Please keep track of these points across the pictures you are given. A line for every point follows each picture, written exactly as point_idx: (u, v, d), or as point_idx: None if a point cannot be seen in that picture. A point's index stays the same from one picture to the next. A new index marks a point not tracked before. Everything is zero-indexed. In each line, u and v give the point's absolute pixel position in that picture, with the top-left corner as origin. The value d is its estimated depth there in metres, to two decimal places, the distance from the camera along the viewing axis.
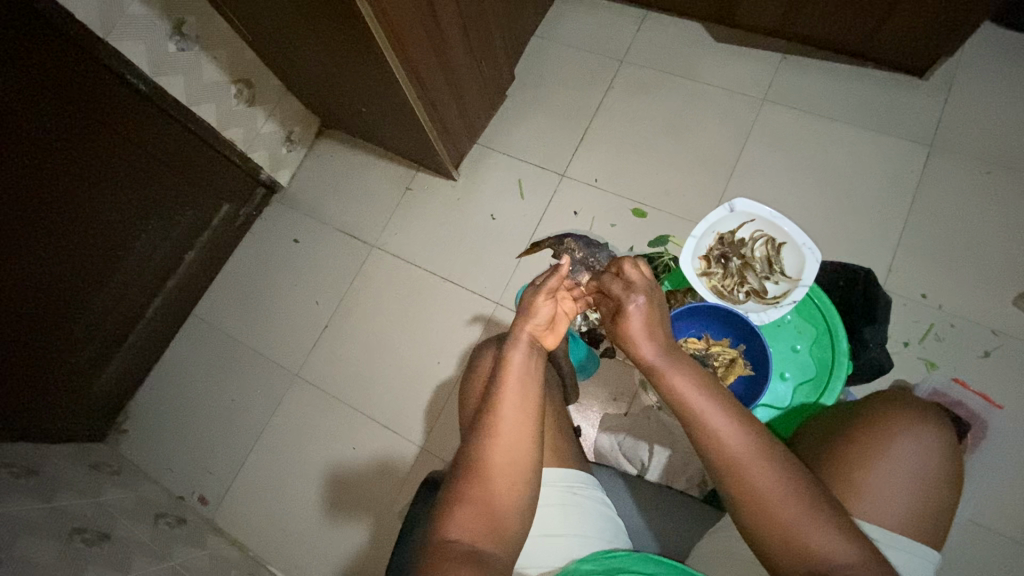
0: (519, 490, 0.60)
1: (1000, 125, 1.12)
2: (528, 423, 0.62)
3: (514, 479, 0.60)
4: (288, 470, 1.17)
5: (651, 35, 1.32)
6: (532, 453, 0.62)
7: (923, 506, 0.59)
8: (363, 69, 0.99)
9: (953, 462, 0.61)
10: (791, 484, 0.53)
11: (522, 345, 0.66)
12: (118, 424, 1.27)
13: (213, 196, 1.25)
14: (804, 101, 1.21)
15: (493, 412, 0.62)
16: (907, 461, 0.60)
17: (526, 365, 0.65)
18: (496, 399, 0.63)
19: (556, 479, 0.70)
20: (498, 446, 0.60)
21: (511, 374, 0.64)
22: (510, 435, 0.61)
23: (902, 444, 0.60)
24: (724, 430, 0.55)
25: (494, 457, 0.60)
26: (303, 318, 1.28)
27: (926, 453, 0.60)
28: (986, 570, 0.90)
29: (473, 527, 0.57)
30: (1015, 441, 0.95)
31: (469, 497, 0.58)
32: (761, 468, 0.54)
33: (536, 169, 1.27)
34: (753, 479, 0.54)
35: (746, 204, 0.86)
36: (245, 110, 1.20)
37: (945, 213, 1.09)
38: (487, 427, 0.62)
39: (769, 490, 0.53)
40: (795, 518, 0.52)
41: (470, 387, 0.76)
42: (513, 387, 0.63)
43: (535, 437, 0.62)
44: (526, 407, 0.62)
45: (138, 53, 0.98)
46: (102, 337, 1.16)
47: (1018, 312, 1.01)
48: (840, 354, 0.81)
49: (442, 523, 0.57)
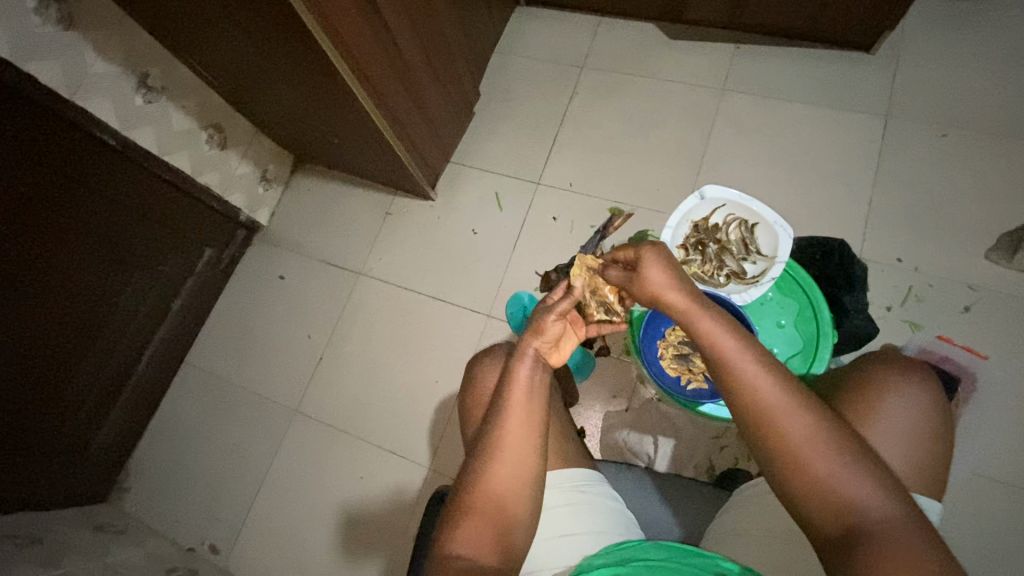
0: (524, 501, 0.61)
1: (949, 88, 1.17)
2: (534, 437, 0.63)
3: (519, 489, 0.61)
4: (298, 508, 1.16)
5: (608, 39, 1.36)
6: (536, 464, 0.63)
7: (926, 460, 0.60)
8: (332, 103, 1.01)
9: (942, 416, 0.62)
10: (824, 435, 0.53)
11: (529, 359, 0.67)
12: (120, 482, 1.26)
13: (195, 241, 1.25)
14: (762, 87, 1.24)
15: (494, 429, 0.63)
16: (901, 417, 0.61)
17: (532, 381, 0.66)
18: (501, 413, 0.64)
19: (560, 480, 0.72)
20: (504, 459, 0.61)
21: (517, 387, 0.65)
22: (517, 450, 0.62)
23: (892, 404, 0.62)
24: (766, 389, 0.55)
25: (498, 475, 0.61)
26: (296, 354, 1.28)
27: (916, 409, 0.62)
28: (997, 520, 0.91)
29: (478, 543, 0.58)
30: (1006, 389, 0.98)
31: (471, 513, 0.59)
32: (792, 413, 0.54)
33: (512, 180, 1.30)
34: (779, 417, 0.55)
35: (716, 190, 0.85)
36: (218, 154, 1.22)
37: (909, 178, 1.13)
38: (491, 444, 0.62)
39: (803, 440, 0.54)
40: (821, 463, 0.52)
41: (471, 407, 0.76)
42: (520, 401, 0.64)
43: (538, 450, 0.63)
44: (531, 420, 0.64)
45: (106, 110, 0.99)
46: (94, 396, 1.14)
47: (989, 265, 1.05)
48: (824, 325, 0.83)
49: (446, 537, 0.58)
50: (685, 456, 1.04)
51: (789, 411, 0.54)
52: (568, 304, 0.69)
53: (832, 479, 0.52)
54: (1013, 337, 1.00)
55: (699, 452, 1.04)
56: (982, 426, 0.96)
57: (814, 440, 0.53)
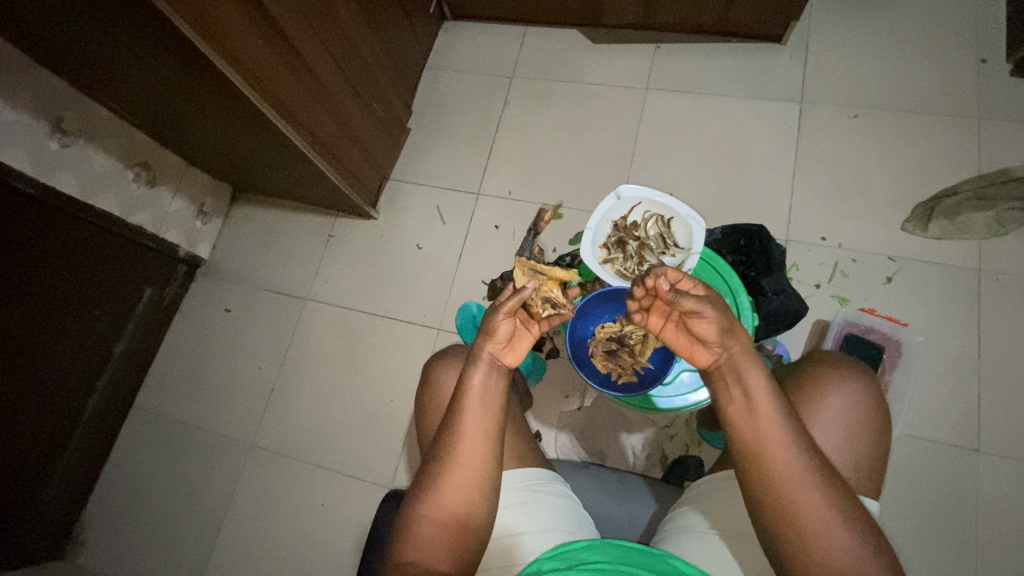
0: (480, 505, 0.62)
1: (855, 70, 1.23)
2: (490, 444, 0.63)
3: (476, 494, 0.62)
4: (259, 543, 1.14)
5: (534, 47, 1.39)
6: (491, 468, 0.63)
7: (851, 445, 0.64)
8: (254, 132, 1.01)
9: (866, 398, 0.66)
10: (827, 504, 0.53)
11: (483, 365, 0.65)
12: (76, 536, 1.23)
13: (134, 282, 1.22)
14: (683, 83, 1.29)
15: (451, 433, 0.63)
16: (839, 410, 0.65)
17: (486, 387, 0.65)
18: (459, 418, 0.63)
19: (517, 480, 0.72)
20: (460, 464, 0.62)
21: (472, 394, 0.64)
22: (473, 456, 0.62)
23: (827, 392, 0.66)
24: (783, 450, 0.55)
25: (455, 481, 0.61)
26: (247, 386, 1.26)
27: (853, 401, 0.65)
28: (930, 479, 0.96)
29: (428, 550, 0.58)
30: (931, 353, 1.03)
31: (425, 519, 0.60)
32: (804, 480, 0.53)
33: (451, 193, 1.31)
34: (773, 458, 0.55)
35: (631, 189, 0.88)
36: (147, 193, 1.20)
37: (826, 159, 1.18)
38: (450, 450, 0.62)
39: (809, 506, 0.53)
40: (801, 496, 0.53)
41: (427, 415, 0.77)
42: (475, 409, 0.64)
43: (495, 457, 0.64)
44: (489, 427, 0.64)
45: (20, 159, 0.97)
46: (38, 453, 1.09)
47: (905, 236, 1.10)
48: (743, 307, 0.86)
49: (399, 544, 0.59)
50: (639, 449, 1.06)
51: (802, 478, 0.53)
52: (515, 303, 0.65)
53: (805, 499, 0.53)
54: (933, 303, 1.05)
55: (653, 444, 1.06)
56: (912, 390, 1.01)
57: (795, 469, 0.54)
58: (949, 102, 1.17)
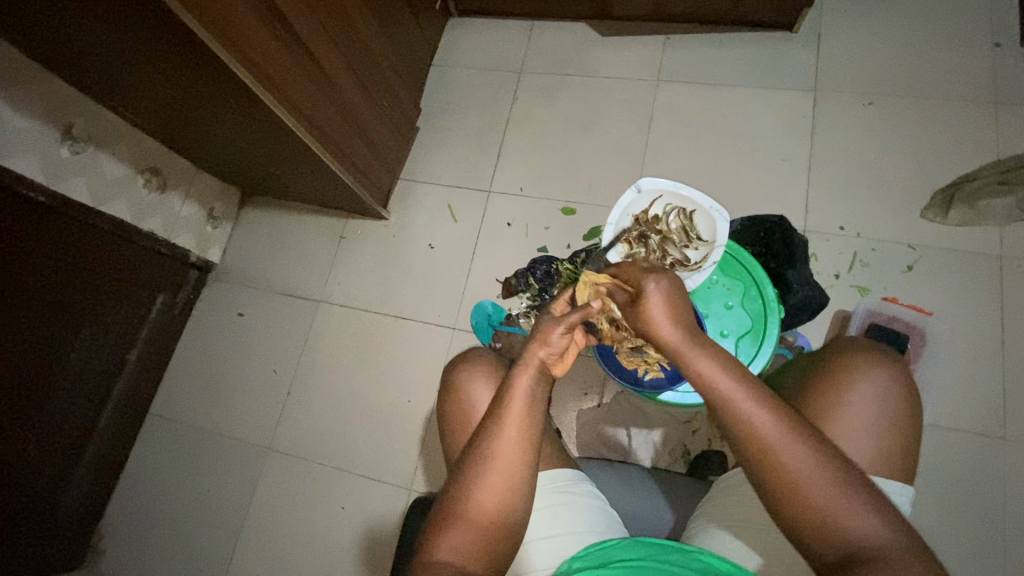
0: (515, 507, 0.61)
1: (869, 57, 1.21)
2: (529, 448, 0.63)
3: (511, 496, 0.61)
4: (279, 547, 1.14)
5: (541, 41, 1.38)
6: (526, 471, 0.62)
7: (888, 437, 0.62)
8: (266, 134, 1.00)
9: (904, 388, 0.64)
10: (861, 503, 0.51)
11: (532, 370, 0.65)
12: (96, 545, 1.22)
13: (146, 288, 1.21)
14: (694, 74, 1.27)
15: (490, 434, 0.62)
16: (877, 400, 0.63)
17: (532, 391, 0.64)
18: (500, 419, 0.63)
19: (548, 481, 0.72)
20: (498, 466, 0.61)
21: (517, 396, 0.64)
22: (512, 460, 0.61)
23: (864, 383, 0.64)
24: (793, 464, 0.51)
25: (492, 483, 0.61)
26: (263, 390, 1.25)
27: (891, 391, 0.64)
28: (957, 469, 0.95)
29: (464, 550, 0.58)
30: (954, 341, 1.01)
31: (460, 520, 0.59)
32: (830, 496, 0.50)
33: (462, 191, 1.30)
34: (791, 478, 0.51)
35: (652, 182, 0.87)
36: (158, 199, 1.19)
37: (842, 148, 1.16)
38: (488, 451, 0.62)
39: (847, 517, 0.50)
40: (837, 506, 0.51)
41: (451, 414, 0.76)
42: (520, 412, 0.63)
43: (532, 460, 0.63)
44: (529, 431, 0.63)
45: (31, 167, 0.96)
46: (54, 462, 1.09)
47: (925, 224, 1.09)
48: (770, 300, 0.85)
49: (432, 544, 0.59)
50: (660, 444, 1.05)
51: (828, 496, 0.50)
52: (579, 318, 0.65)
53: (850, 503, 0.50)
54: (954, 291, 1.04)
55: (674, 439, 1.05)
56: (935, 379, 1.00)
57: (812, 488, 0.51)
58: (964, 87, 1.16)
